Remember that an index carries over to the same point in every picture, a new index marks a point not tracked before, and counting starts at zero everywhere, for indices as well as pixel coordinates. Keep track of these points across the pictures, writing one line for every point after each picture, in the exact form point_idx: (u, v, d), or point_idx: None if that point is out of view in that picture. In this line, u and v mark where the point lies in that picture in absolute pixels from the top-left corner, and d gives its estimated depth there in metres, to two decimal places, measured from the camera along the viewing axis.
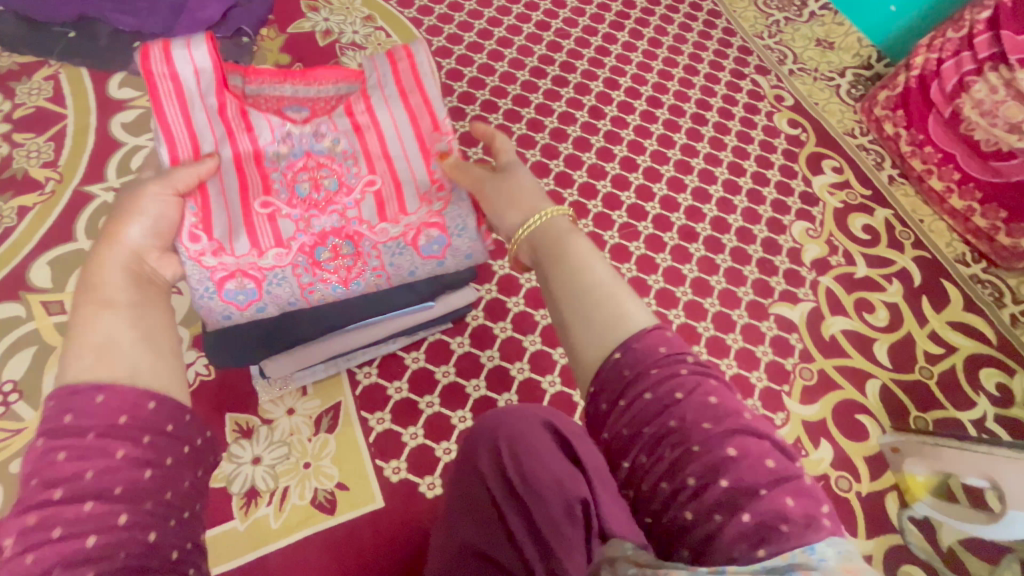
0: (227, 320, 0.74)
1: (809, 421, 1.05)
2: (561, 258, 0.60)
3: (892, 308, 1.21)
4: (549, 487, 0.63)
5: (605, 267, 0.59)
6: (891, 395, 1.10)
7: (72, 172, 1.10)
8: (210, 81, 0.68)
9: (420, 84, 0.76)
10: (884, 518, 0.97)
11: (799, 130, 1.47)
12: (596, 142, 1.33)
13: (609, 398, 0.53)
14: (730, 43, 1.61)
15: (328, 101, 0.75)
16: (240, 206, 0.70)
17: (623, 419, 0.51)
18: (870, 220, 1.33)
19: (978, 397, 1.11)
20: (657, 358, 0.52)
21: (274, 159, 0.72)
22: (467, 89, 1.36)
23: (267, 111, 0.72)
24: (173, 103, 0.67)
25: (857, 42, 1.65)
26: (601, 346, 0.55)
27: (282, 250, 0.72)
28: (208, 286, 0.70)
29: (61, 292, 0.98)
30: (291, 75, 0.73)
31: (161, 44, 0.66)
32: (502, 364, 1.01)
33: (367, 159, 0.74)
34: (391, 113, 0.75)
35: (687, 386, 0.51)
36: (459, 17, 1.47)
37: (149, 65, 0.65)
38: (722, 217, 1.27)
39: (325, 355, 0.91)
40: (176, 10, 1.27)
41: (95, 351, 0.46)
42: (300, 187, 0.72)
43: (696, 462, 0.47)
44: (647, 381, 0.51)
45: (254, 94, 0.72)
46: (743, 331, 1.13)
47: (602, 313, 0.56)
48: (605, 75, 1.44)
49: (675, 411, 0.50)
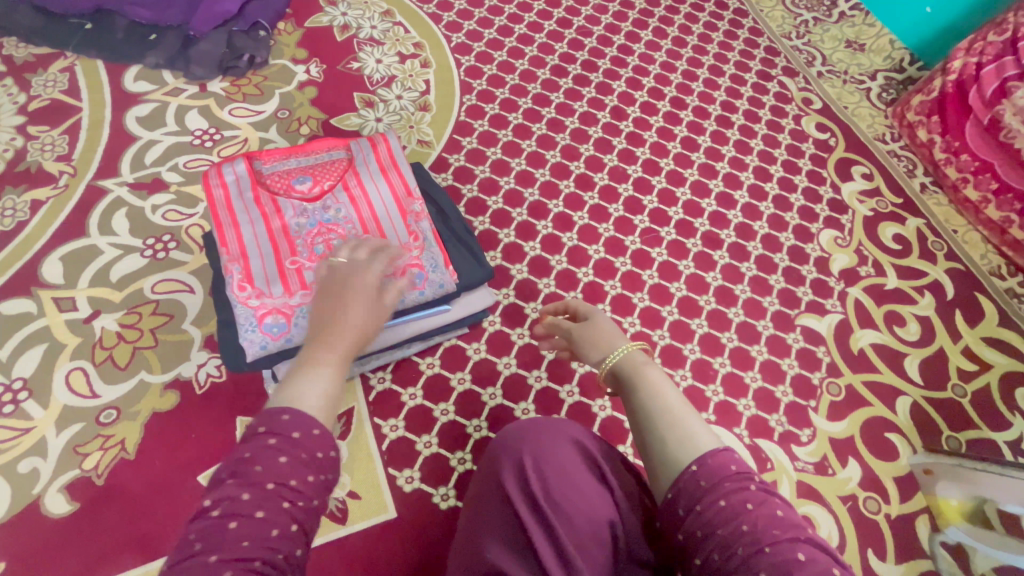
0: (263, 352, 0.82)
1: (836, 438, 1.01)
2: (636, 388, 0.65)
3: (924, 321, 1.16)
4: (577, 509, 0.62)
5: (676, 393, 0.63)
6: (922, 413, 1.05)
7: (86, 166, 1.09)
8: (246, 182, 0.90)
9: (377, 153, 0.98)
10: (913, 542, 0.93)
11: (827, 135, 1.42)
12: (618, 143, 1.29)
13: (686, 503, 0.53)
14: (757, 44, 1.56)
15: (329, 167, 0.94)
16: (273, 260, 0.85)
17: (696, 521, 0.51)
18: (901, 229, 1.28)
19: (1013, 418, 1.07)
20: (728, 474, 0.53)
21: (295, 226, 0.88)
22: (487, 87, 1.33)
23: (282, 188, 0.91)
24: (224, 199, 0.88)
25: (889, 44, 1.59)
26: (672, 462, 0.56)
27: (307, 291, 0.85)
28: (251, 322, 0.82)
29: (72, 289, 0.96)
30: (295, 155, 0.94)
31: (217, 167, 0.90)
32: (520, 372, 0.99)
33: (367, 212, 0.93)
34: (372, 176, 0.95)
35: (756, 499, 0.51)
36: (480, 13, 1.44)
37: (211, 179, 0.89)
38: (747, 224, 1.23)
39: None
40: (193, 3, 1.26)
41: (318, 386, 0.56)
42: (317, 248, 0.87)
43: (765, 564, 0.46)
44: (721, 491, 0.52)
45: (269, 173, 0.92)
46: (768, 343, 1.10)
47: (675, 435, 0.58)
48: (627, 74, 1.40)
49: (746, 518, 0.49)
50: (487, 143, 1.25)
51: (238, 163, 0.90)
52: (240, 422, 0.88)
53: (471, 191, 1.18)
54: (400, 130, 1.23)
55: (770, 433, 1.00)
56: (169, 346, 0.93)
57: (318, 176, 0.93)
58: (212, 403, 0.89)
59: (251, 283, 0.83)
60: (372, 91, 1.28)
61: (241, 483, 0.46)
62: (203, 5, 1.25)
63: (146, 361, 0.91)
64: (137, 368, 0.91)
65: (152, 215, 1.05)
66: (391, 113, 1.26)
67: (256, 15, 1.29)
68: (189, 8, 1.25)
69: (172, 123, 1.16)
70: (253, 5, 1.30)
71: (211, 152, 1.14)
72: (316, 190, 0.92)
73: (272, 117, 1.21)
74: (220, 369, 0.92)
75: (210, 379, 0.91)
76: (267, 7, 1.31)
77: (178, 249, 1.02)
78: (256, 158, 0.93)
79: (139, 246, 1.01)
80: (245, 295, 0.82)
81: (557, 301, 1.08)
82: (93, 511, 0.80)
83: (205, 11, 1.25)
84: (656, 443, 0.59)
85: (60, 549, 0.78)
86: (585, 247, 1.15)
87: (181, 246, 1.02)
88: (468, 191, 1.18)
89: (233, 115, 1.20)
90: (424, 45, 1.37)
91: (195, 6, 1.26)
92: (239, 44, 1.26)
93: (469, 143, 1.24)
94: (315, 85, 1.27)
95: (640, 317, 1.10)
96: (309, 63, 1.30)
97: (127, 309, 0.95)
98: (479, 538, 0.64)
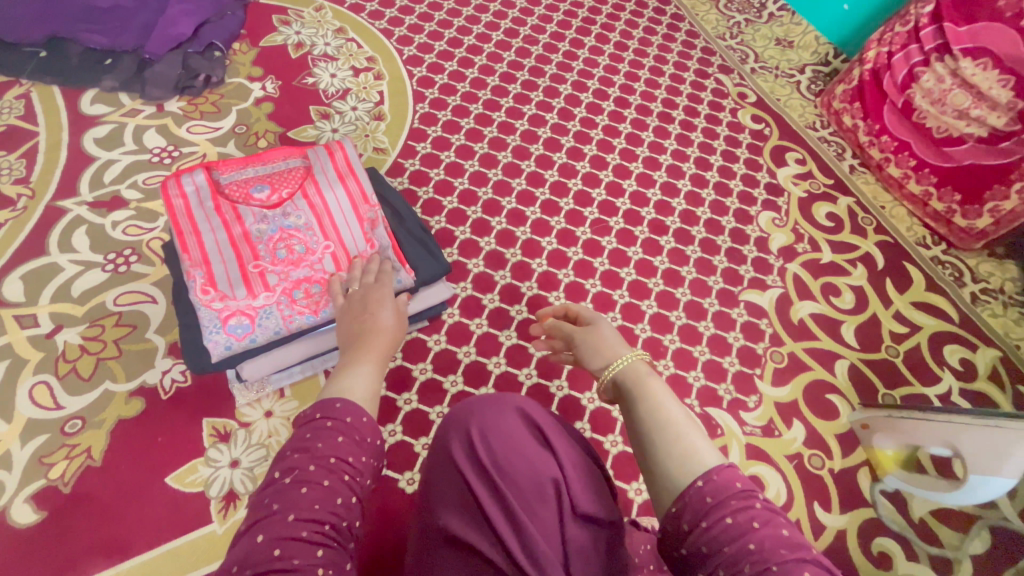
0: (228, 352, 0.85)
1: (781, 402, 1.07)
2: (640, 397, 0.67)
3: (857, 291, 1.24)
4: (523, 473, 0.66)
5: (678, 405, 0.64)
6: (859, 374, 1.13)
7: (44, 188, 1.11)
8: (206, 191, 0.92)
9: (334, 158, 1.00)
10: (856, 493, 1.00)
11: (762, 125, 1.52)
12: (567, 142, 1.36)
13: (691, 517, 0.53)
14: (693, 45, 1.66)
15: (287, 176, 0.97)
16: (235, 264, 0.88)
17: (702, 537, 0.51)
18: (833, 208, 1.38)
19: (942, 373, 1.15)
20: (735, 491, 0.52)
21: (256, 229, 0.91)
22: (439, 95, 1.39)
23: (241, 195, 0.93)
24: (184, 206, 0.90)
25: (815, 40, 1.71)
26: (677, 474, 0.57)
27: (269, 292, 0.87)
28: (215, 324, 0.84)
29: (34, 306, 0.97)
30: (254, 164, 0.97)
31: (175, 177, 0.92)
32: (479, 359, 1.04)
33: (325, 216, 0.94)
34: (329, 181, 0.97)
35: (763, 517, 0.50)
36: (430, 27, 1.51)
37: (171, 188, 0.91)
38: (691, 210, 1.31)
39: (303, 354, 0.91)
40: (147, 28, 1.30)
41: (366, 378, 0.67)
42: (279, 252, 0.90)
43: None
44: (727, 508, 0.52)
45: (228, 182, 0.95)
46: (714, 318, 1.16)
47: (679, 448, 0.59)
48: (573, 78, 1.48)
49: (754, 536, 0.49)
50: (441, 147, 1.31)
51: (196, 175, 0.93)
52: (206, 423, 0.91)
53: (427, 193, 1.23)
54: (356, 139, 1.29)
55: (719, 401, 1.06)
56: (132, 355, 0.95)
57: (277, 184, 0.96)
58: (177, 407, 0.91)
59: (213, 286, 0.85)
60: (327, 103, 1.33)
61: (308, 456, 0.54)
62: (157, 30, 1.29)
63: (110, 371, 0.93)
64: (101, 379, 0.92)
65: (112, 232, 1.07)
66: (347, 123, 1.31)
67: (211, 36, 1.34)
68: (144, 33, 1.29)
69: (130, 142, 1.19)
70: (207, 27, 1.35)
71: (170, 168, 1.17)
72: (275, 198, 0.94)
73: (230, 132, 1.25)
74: (185, 374, 0.95)
75: (175, 384, 0.93)
76: (221, 29, 1.36)
77: (139, 262, 1.04)
78: (215, 169, 0.95)
79: (99, 261, 1.03)
80: (208, 298, 0.84)
81: (514, 291, 1.14)
82: (59, 520, 0.81)
83: (160, 35, 1.28)
84: (658, 456, 0.59)
85: (28, 558, 0.79)
86: (538, 239, 1.21)
87: (142, 259, 1.04)
88: (425, 193, 1.23)
89: (191, 132, 1.23)
90: (377, 59, 1.43)
91: (150, 30, 1.30)
92: (196, 65, 1.30)
93: (423, 148, 1.30)
94: (272, 100, 1.31)
95: (593, 301, 1.15)
96: (265, 80, 1.34)
97: (90, 322, 0.97)
98: (434, 509, 0.67)
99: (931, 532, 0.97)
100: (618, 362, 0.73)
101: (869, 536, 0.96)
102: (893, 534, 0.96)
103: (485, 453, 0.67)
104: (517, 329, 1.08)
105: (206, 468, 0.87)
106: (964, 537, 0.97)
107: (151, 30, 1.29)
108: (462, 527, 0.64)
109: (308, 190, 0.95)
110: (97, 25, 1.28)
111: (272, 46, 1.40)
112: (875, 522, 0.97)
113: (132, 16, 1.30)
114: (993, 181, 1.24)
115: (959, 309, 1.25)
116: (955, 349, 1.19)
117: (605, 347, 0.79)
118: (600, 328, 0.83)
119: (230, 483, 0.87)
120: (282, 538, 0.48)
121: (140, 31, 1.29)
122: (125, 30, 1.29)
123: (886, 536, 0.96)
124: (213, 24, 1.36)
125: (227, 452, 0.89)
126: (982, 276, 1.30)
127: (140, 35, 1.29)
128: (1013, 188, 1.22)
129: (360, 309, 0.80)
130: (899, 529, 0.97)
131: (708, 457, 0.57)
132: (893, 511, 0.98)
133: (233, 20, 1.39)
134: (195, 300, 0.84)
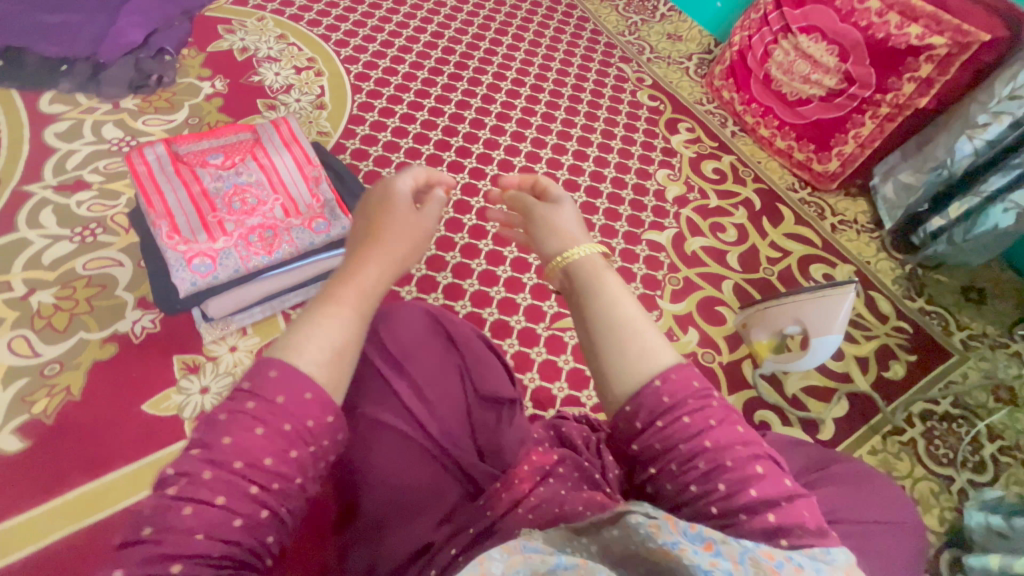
0: (194, 289, 0.97)
1: (678, 314, 1.28)
2: (596, 291, 0.61)
3: (739, 227, 1.49)
4: (430, 367, 0.79)
5: (636, 302, 0.60)
6: (742, 290, 1.36)
7: (10, 176, 1.21)
8: (165, 158, 1.06)
9: (280, 130, 1.16)
10: (741, 378, 1.21)
11: (658, 103, 1.78)
12: (490, 122, 1.58)
13: (646, 416, 0.54)
14: (598, 41, 1.93)
15: (238, 146, 1.12)
16: (195, 216, 1.01)
17: (657, 436, 0.53)
18: (718, 165, 1.63)
19: (808, 285, 1.40)
20: (693, 391, 0.54)
21: (212, 189, 1.05)
22: (375, 88, 1.58)
23: (198, 162, 1.07)
24: (146, 171, 1.03)
25: (698, 34, 2.00)
26: (629, 368, 0.56)
27: (228, 238, 1.01)
28: (181, 264, 0.97)
29: (7, 273, 1.07)
30: (207, 136, 1.11)
31: (138, 149, 1.06)
32: (420, 296, 1.23)
33: (274, 176, 1.10)
34: (276, 148, 1.13)
35: (718, 414, 0.53)
36: (363, 32, 1.70)
37: (133, 157, 1.04)
38: (599, 171, 1.54)
39: (262, 294, 1.04)
40: (100, 38, 1.42)
41: (356, 310, 0.60)
42: (234, 205, 1.04)
43: (726, 475, 0.50)
44: (685, 407, 0.53)
45: (185, 151, 1.09)
46: (621, 254, 1.38)
47: (635, 346, 0.56)
48: (493, 70, 1.71)
49: (710, 433, 0.52)
50: (378, 129, 1.49)
51: (157, 146, 1.06)
52: (177, 359, 1.03)
53: (368, 166, 1.42)
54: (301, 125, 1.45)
55: None
56: (104, 309, 1.06)
57: (230, 152, 1.11)
58: (150, 348, 1.03)
59: (177, 234, 0.99)
60: (273, 97, 1.49)
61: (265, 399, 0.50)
62: (110, 39, 1.42)
63: (84, 323, 1.04)
64: (76, 329, 1.03)
65: (78, 209, 1.18)
66: (292, 112, 1.47)
67: (161, 43, 1.47)
68: (98, 43, 1.42)
69: (89, 135, 1.31)
70: (157, 35, 1.48)
71: None
72: (228, 162, 1.09)
73: (184, 124, 1.39)
74: (154, 322, 1.06)
75: (146, 330, 1.05)
76: (170, 37, 1.50)
77: (105, 233, 1.16)
78: (172, 141, 1.09)
79: (68, 234, 1.14)
80: (173, 243, 0.97)
81: (449, 240, 1.31)
82: (45, 446, 0.91)
83: (114, 44, 1.41)
84: (614, 345, 0.57)
85: (17, 479, 0.88)
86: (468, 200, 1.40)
87: (107, 230, 1.16)
88: (366, 166, 1.42)
89: (147, 125, 1.37)
90: (316, 59, 1.61)
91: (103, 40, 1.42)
92: (149, 69, 1.43)
93: (363, 131, 1.48)
94: (222, 96, 1.46)
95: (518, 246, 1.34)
96: (214, 79, 1.49)
97: (62, 284, 1.08)
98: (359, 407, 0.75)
99: (801, 403, 1.19)
100: (574, 253, 0.66)
101: (752, 410, 1.17)
102: (770, 407, 1.18)
103: (390, 346, 0.78)
104: (452, 271, 1.27)
105: (179, 395, 0.99)
106: (827, 404, 1.19)
107: (104, 39, 1.41)
108: (386, 417, 0.74)
109: (258, 156, 1.11)
110: (53, 36, 1.39)
111: (219, 52, 1.55)
112: (756, 399, 1.18)
113: (85, 29, 1.42)
114: (836, 131, 1.51)
115: (822, 237, 1.51)
116: (818, 267, 1.44)
117: (565, 226, 0.72)
118: (565, 210, 0.75)
119: (202, 406, 0.99)
120: (225, 489, 0.46)
121: (95, 42, 1.42)
122: (81, 41, 1.41)
123: (765, 409, 1.17)
124: (162, 33, 1.49)
125: (198, 381, 1.01)
126: (840, 211, 1.58)
127: (95, 45, 1.42)
128: (850, 135, 1.50)
129: (376, 203, 0.73)
130: (775, 402, 1.18)
131: (666, 360, 0.56)
132: (770, 389, 1.20)
133: (181, 29, 1.53)
134: (162, 246, 0.97)
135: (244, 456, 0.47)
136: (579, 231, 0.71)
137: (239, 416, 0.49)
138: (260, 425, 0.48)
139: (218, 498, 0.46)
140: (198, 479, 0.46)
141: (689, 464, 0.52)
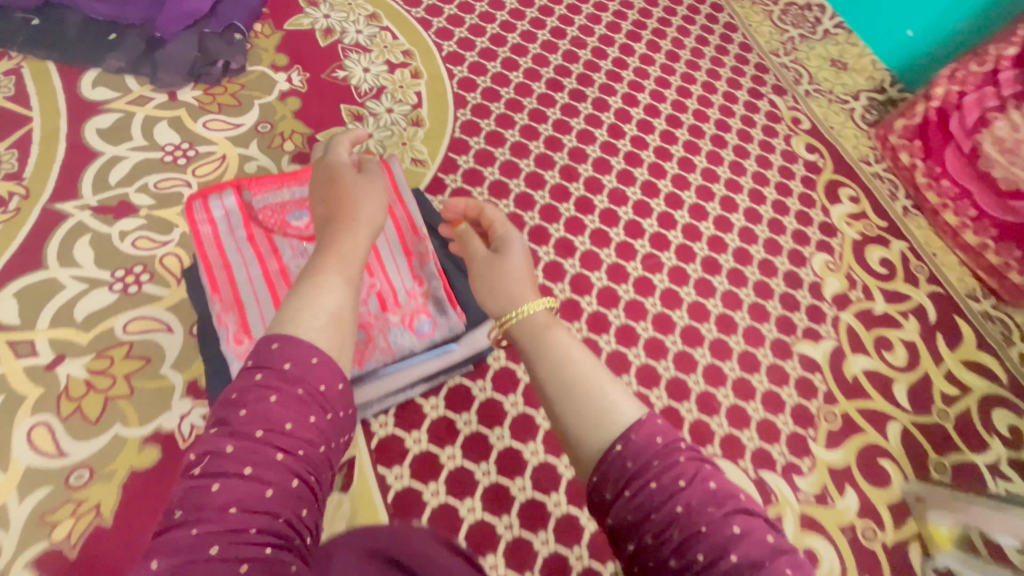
0: None
1: (834, 467, 1.03)
2: (542, 351, 0.61)
3: (909, 346, 1.20)
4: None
5: (587, 357, 0.59)
6: (911, 438, 1.09)
7: (41, 186, 0.97)
8: (235, 216, 0.82)
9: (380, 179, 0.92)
10: (907, 568, 0.97)
11: (816, 156, 1.44)
12: (617, 164, 1.28)
13: (614, 487, 0.51)
14: (747, 60, 1.56)
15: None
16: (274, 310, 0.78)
17: (629, 507, 0.49)
18: (886, 253, 1.32)
19: (991, 440, 1.12)
20: (657, 450, 0.51)
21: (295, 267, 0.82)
22: (482, 101, 1.28)
23: (275, 222, 0.83)
24: (209, 235, 0.80)
25: (871, 65, 1.63)
26: (590, 426, 0.54)
27: None
28: None
29: (31, 330, 0.86)
30: (290, 184, 0.85)
31: (199, 199, 0.81)
32: (527, 411, 0.94)
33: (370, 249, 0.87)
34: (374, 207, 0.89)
35: (689, 474, 0.49)
36: (471, 19, 1.37)
37: (194, 215, 0.80)
38: (745, 248, 1.24)
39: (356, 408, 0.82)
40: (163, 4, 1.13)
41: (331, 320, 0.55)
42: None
43: (705, 542, 0.46)
44: (651, 471, 0.50)
45: (259, 204, 0.84)
46: (768, 372, 1.10)
47: (590, 406, 0.55)
48: (623, 90, 1.38)
49: (683, 498, 0.48)
50: (484, 162, 1.20)
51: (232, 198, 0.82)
52: None
53: None
54: (391, 147, 1.17)
55: (773, 464, 1.01)
56: (147, 395, 0.85)
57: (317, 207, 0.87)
58: None
59: (250, 335, 0.76)
60: (360, 103, 1.20)
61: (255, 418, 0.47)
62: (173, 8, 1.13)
63: (122, 413, 0.83)
64: (110, 422, 0.82)
65: (120, 244, 0.95)
66: (382, 128, 1.19)
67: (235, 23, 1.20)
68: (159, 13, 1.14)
69: (140, 137, 1.06)
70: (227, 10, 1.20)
71: (185, 171, 1.05)
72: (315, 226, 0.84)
73: (252, 130, 1.12)
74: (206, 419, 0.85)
75: (195, 430, 0.84)
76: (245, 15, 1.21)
77: (151, 282, 0.93)
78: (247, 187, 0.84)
79: (106, 279, 0.92)
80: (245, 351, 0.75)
81: None
82: None
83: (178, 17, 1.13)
84: (568, 404, 0.56)
85: None
86: (588, 275, 1.14)
87: (155, 278, 0.93)
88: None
89: (207, 129, 1.10)
90: (413, 53, 1.30)
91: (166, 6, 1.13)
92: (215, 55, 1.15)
93: (465, 163, 1.19)
94: (299, 95, 1.18)
95: (644, 347, 1.09)
96: (290, 70, 1.20)
97: (95, 352, 0.86)
98: None
99: None
100: (517, 314, 0.67)
101: None
102: None
103: None
104: None
105: None
106: None
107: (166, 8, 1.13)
108: None
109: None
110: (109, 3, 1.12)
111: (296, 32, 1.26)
112: None
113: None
114: None
115: (1008, 370, 1.22)
116: (1004, 415, 1.16)
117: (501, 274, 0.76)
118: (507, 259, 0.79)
119: None
120: (215, 530, 0.42)
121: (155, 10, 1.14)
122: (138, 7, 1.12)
123: None
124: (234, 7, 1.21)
125: None
126: None
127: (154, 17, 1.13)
128: None
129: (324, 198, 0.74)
130: None
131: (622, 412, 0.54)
132: None
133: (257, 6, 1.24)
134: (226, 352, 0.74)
135: (244, 471, 0.44)
136: (527, 270, 0.77)
137: (249, 389, 0.48)
138: (273, 390, 0.48)
139: (213, 547, 0.41)
140: (222, 453, 0.45)
141: (664, 536, 0.47)
